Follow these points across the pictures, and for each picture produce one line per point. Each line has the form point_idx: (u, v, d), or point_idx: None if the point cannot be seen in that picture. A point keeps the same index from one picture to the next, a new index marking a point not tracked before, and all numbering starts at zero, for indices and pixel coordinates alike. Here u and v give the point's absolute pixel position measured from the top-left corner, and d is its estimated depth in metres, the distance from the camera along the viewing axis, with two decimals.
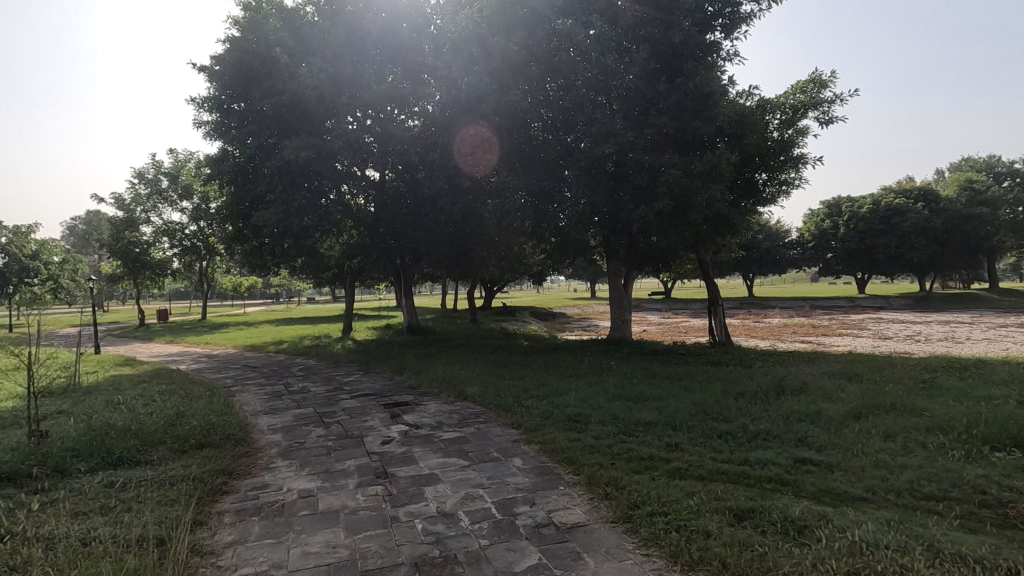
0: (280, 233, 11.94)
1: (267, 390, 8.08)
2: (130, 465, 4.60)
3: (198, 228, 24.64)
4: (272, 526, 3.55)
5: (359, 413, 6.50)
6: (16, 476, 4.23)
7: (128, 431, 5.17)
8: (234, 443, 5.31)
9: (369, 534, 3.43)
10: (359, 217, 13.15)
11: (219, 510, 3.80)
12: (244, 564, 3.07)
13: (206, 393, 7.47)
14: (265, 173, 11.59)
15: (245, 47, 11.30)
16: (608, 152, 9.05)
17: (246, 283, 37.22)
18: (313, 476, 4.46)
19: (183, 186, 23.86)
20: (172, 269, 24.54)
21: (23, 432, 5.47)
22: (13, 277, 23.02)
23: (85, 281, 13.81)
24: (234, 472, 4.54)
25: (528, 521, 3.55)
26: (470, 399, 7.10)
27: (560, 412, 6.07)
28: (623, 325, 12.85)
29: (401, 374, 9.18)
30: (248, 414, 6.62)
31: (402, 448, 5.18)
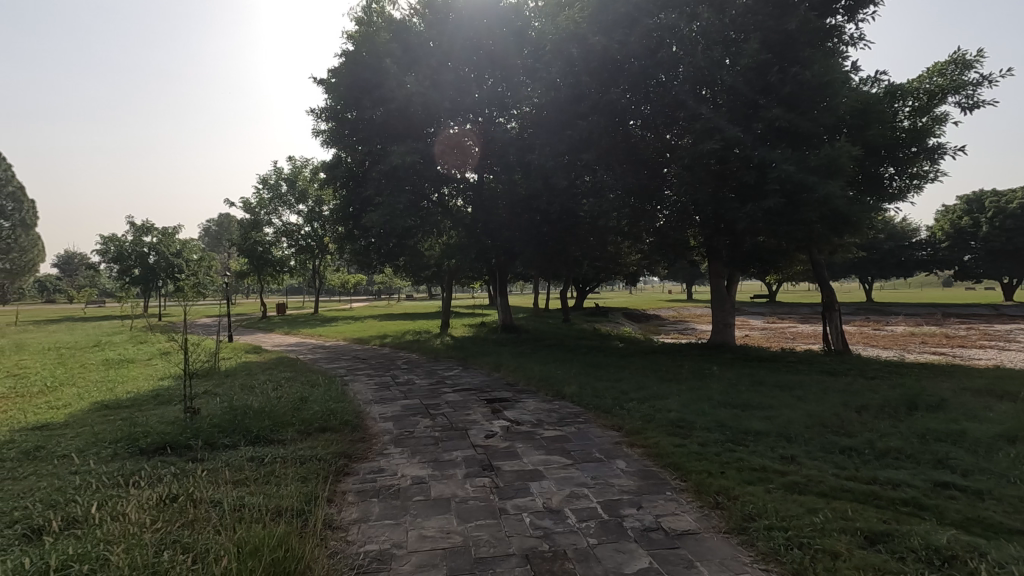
0: (387, 233, 12.65)
1: (376, 381, 8.61)
2: (266, 442, 5.12)
3: (312, 229, 26.75)
4: (390, 508, 3.81)
5: (462, 407, 6.78)
6: (175, 445, 4.87)
7: (263, 412, 5.76)
8: (351, 429, 5.73)
9: (480, 523, 3.57)
10: (458, 218, 13.61)
11: (344, 489, 4.13)
12: (370, 540, 3.32)
13: (324, 381, 8.12)
14: (373, 177, 12.35)
15: (358, 60, 12.13)
16: (714, 148, 8.67)
17: (352, 281, 39.78)
18: (424, 464, 4.72)
19: (300, 190, 26.03)
20: (290, 266, 26.83)
21: (178, 408, 6.27)
22: (163, 273, 26.31)
23: (221, 276, 15.51)
24: (353, 455, 4.90)
25: (636, 524, 3.52)
26: (568, 398, 7.13)
27: (662, 416, 5.94)
28: (724, 329, 12.28)
29: (499, 371, 9.40)
30: (362, 401, 7.13)
31: (505, 442, 5.32)
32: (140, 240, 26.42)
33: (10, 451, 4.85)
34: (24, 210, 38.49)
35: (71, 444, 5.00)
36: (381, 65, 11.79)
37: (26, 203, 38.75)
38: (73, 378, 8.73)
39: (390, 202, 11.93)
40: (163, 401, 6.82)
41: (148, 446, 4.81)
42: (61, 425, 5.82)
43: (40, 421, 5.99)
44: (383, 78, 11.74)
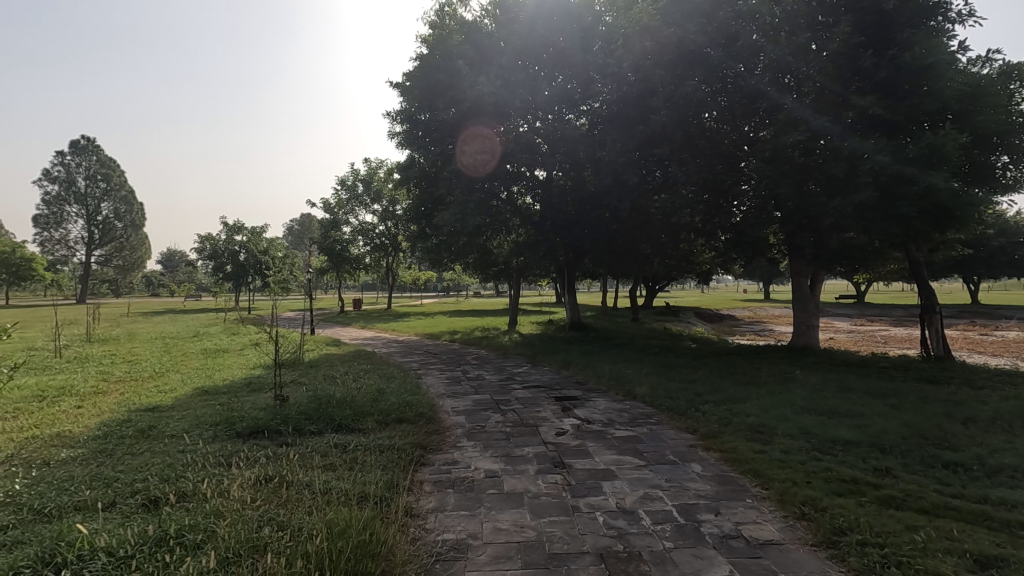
0: (458, 231, 12.93)
1: (448, 375, 8.86)
2: (348, 430, 5.40)
3: (386, 228, 27.81)
4: (465, 499, 3.91)
5: (532, 403, 6.84)
6: (268, 429, 5.23)
7: (344, 402, 6.08)
8: (426, 421, 5.92)
9: (552, 519, 3.60)
10: (528, 216, 13.68)
11: (421, 479, 4.28)
12: (447, 529, 3.43)
13: (399, 374, 8.45)
14: (445, 176, 12.66)
15: (432, 63, 12.48)
16: (798, 139, 8.20)
17: (423, 278, 40.98)
18: (496, 458, 4.80)
19: (375, 191, 27.13)
20: (365, 264, 27.98)
21: (269, 395, 6.74)
22: (252, 270, 28.26)
23: (304, 273, 16.47)
24: (428, 447, 5.06)
25: (714, 530, 3.41)
26: (639, 398, 7.01)
27: (740, 420, 5.70)
28: (808, 331, 11.60)
29: (568, 369, 9.38)
30: (435, 395, 7.35)
31: (576, 441, 5.32)
32: (232, 239, 28.50)
33: (128, 429, 5.41)
34: (134, 212, 42.51)
35: (177, 425, 5.50)
36: (453, 67, 12.08)
37: (136, 206, 42.78)
38: (178, 365, 9.59)
39: (461, 200, 12.20)
40: (256, 389, 7.35)
41: (245, 429, 5.20)
42: (170, 407, 6.42)
43: (152, 403, 6.64)
44: (456, 79, 12.01)
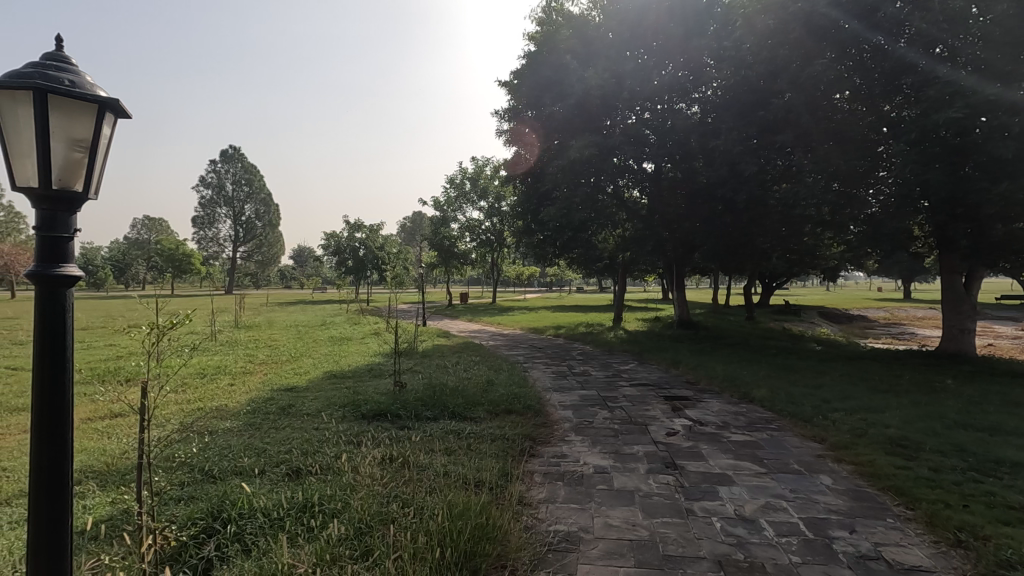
0: (563, 226, 12.94)
1: (553, 370, 8.93)
2: (460, 418, 5.66)
3: (492, 224, 28.50)
4: (575, 493, 3.93)
5: (640, 402, 6.69)
6: (388, 413, 5.62)
7: (457, 391, 6.38)
8: (534, 413, 6.02)
9: (666, 520, 3.50)
10: (634, 210, 13.35)
11: (531, 469, 4.37)
12: (558, 520, 3.48)
13: (507, 366, 8.66)
14: (551, 171, 12.68)
15: (540, 60, 12.59)
16: (953, 117, 7.21)
17: (527, 272, 41.46)
18: (605, 455, 4.76)
19: (482, 188, 27.90)
20: (472, 259, 28.93)
21: (388, 380, 7.25)
22: (370, 265, 30.31)
23: (416, 268, 17.40)
24: (537, 439, 5.15)
25: (849, 548, 3.13)
26: (757, 402, 6.60)
27: (877, 432, 5.16)
28: (960, 335, 10.20)
29: (677, 368, 9.05)
30: (541, 388, 7.45)
31: (688, 442, 5.12)
32: (353, 235, 30.78)
33: (272, 406, 6.08)
34: (271, 212, 47.39)
35: (312, 405, 6.08)
36: (562, 62, 12.17)
37: (273, 207, 47.57)
38: (309, 351, 10.57)
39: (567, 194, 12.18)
40: (376, 374, 7.92)
41: (368, 411, 5.64)
42: (304, 388, 7.13)
43: (290, 383, 7.43)
44: (564, 74, 12.09)
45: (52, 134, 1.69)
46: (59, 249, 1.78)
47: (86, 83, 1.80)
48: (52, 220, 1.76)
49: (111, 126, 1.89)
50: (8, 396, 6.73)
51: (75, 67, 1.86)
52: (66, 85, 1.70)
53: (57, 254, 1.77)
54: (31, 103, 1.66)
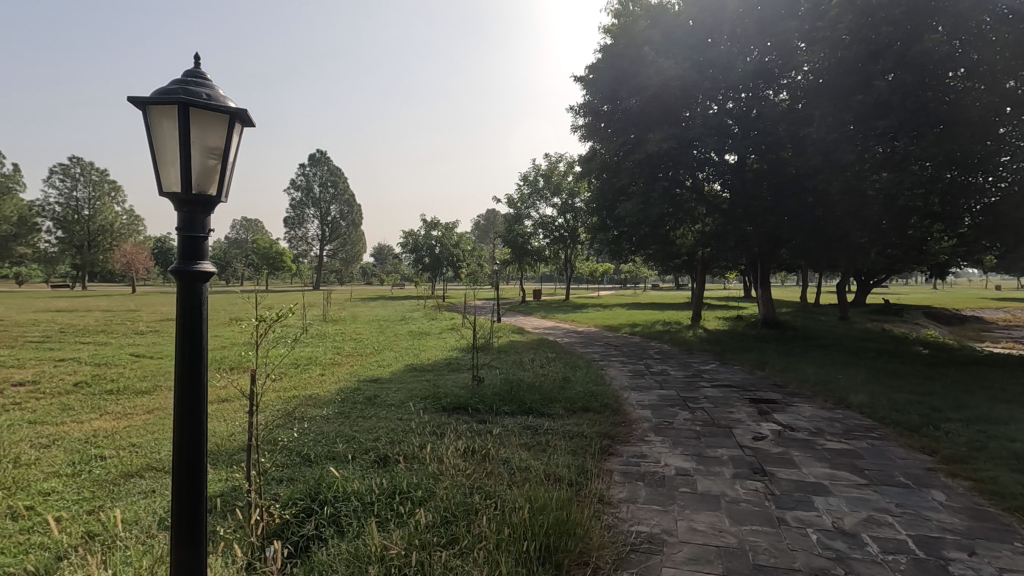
0: (639, 222, 12.65)
1: (630, 368, 8.77)
2: (537, 414, 5.70)
3: (565, 220, 28.37)
4: (657, 494, 3.84)
5: (724, 404, 6.42)
6: (467, 406, 5.77)
7: (533, 387, 6.44)
8: (612, 412, 5.93)
9: (756, 528, 3.34)
10: (715, 204, 12.82)
11: (610, 468, 4.32)
12: (640, 521, 3.42)
13: (583, 364, 8.60)
14: (627, 166, 12.43)
15: (616, 53, 12.27)
16: None
17: (601, 269, 40.93)
18: (688, 457, 4.62)
19: (555, 185, 27.81)
20: (545, 256, 28.96)
21: (467, 374, 7.44)
22: (446, 262, 31.14)
23: (491, 265, 17.69)
24: (615, 437, 5.09)
25: (968, 572, 2.85)
26: (855, 408, 6.14)
27: (1001, 445, 4.65)
28: None
29: (763, 369, 8.61)
30: (618, 386, 7.34)
31: (778, 448, 4.86)
32: (430, 233, 31.75)
33: (359, 395, 6.42)
34: (354, 212, 49.80)
35: (395, 396, 6.35)
36: (639, 54, 11.88)
37: (355, 207, 49.95)
38: (391, 344, 11.04)
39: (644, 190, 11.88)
40: (455, 368, 8.15)
41: (449, 404, 5.81)
42: (388, 380, 7.46)
43: (375, 375, 7.79)
44: (641, 66, 11.76)
45: (193, 143, 1.82)
46: (197, 248, 1.90)
47: (219, 96, 1.91)
48: (192, 221, 1.89)
49: (239, 134, 2.02)
50: (135, 380, 7.55)
51: (209, 81, 1.98)
52: (205, 97, 1.83)
53: (195, 252, 1.89)
54: (176, 116, 1.78)
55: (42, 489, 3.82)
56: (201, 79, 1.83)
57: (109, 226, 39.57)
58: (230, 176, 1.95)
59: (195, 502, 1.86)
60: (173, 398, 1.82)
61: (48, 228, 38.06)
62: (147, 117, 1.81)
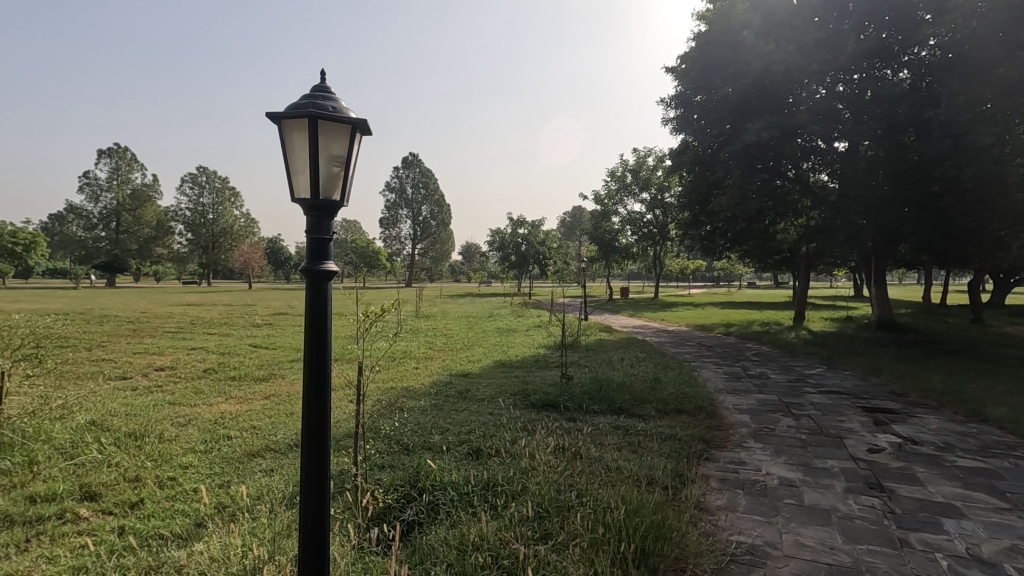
0: (735, 216, 12.03)
1: (726, 370, 8.36)
2: (628, 413, 5.60)
3: (654, 216, 27.51)
4: (759, 504, 3.64)
5: (833, 411, 5.94)
6: (556, 404, 5.79)
7: (623, 387, 6.33)
8: (707, 415, 5.69)
9: (873, 548, 3.07)
10: (821, 196, 11.89)
11: (706, 473, 4.16)
12: (740, 531, 3.26)
13: (674, 364, 8.32)
14: (723, 158, 11.84)
15: (711, 40, 11.77)
16: None
17: (692, 266, 39.35)
18: (793, 466, 4.33)
19: (643, 179, 27.05)
20: (633, 253, 28.32)
21: (555, 372, 7.46)
22: (532, 259, 31.33)
23: (577, 263, 17.58)
24: (711, 442, 4.88)
25: None
26: (992, 423, 5.46)
27: None
28: None
29: (878, 375, 7.87)
30: (713, 389, 7.03)
31: (898, 462, 4.43)
32: (516, 231, 32.12)
33: (451, 389, 6.66)
34: (444, 212, 51.50)
35: (485, 391, 6.51)
36: (736, 40, 11.30)
37: (445, 207, 51.55)
38: (480, 340, 11.31)
39: (741, 183, 11.27)
40: (542, 365, 8.21)
41: (537, 401, 5.87)
42: (478, 375, 7.67)
43: (465, 370, 8.03)
44: (738, 52, 11.20)
45: (320, 152, 1.97)
46: (322, 249, 2.05)
47: (343, 108, 2.05)
48: (319, 224, 2.05)
49: (358, 143, 2.15)
50: (253, 368, 8.32)
51: (333, 93, 2.13)
52: (331, 110, 1.97)
53: (321, 252, 2.03)
54: (306, 130, 1.93)
55: (181, 463, 4.32)
56: (327, 92, 1.97)
57: (230, 228, 43.83)
58: (351, 182, 2.09)
59: (320, 475, 1.99)
60: (302, 387, 1.98)
61: (180, 230, 42.84)
62: (281, 130, 1.98)
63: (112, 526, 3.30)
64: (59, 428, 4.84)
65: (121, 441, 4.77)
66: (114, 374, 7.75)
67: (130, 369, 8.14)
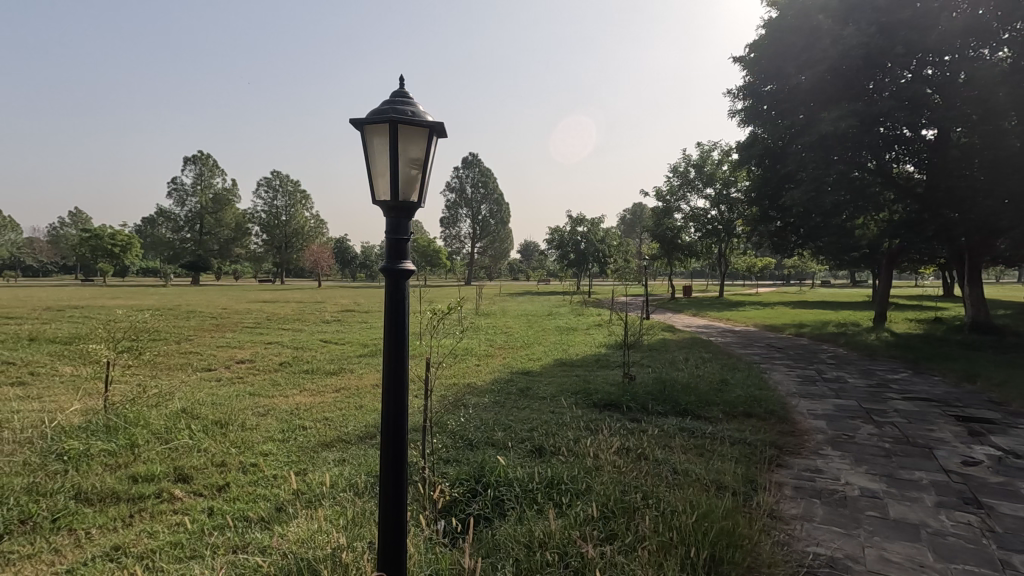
0: (809, 211, 11.41)
1: (799, 373, 7.95)
2: (694, 415, 5.45)
3: (719, 213, 26.51)
4: (838, 515, 3.45)
5: (921, 420, 5.52)
6: (618, 404, 5.71)
7: (689, 388, 6.16)
8: (779, 420, 5.44)
9: (969, 569, 2.84)
10: (906, 188, 11.05)
11: (779, 480, 3.98)
12: (817, 542, 3.10)
13: (742, 366, 8.00)
14: (795, 151, 11.27)
15: (783, 26, 11.21)
16: None
17: (760, 264, 37.66)
18: (875, 477, 4.06)
19: (708, 174, 26.13)
20: (696, 251, 27.45)
21: (616, 372, 7.36)
22: (592, 257, 31.04)
23: (638, 261, 17.25)
24: (784, 448, 4.67)
25: None
26: None
27: None
28: None
29: (973, 382, 7.24)
30: (785, 392, 6.71)
31: (997, 477, 4.06)
32: (576, 229, 31.92)
33: (513, 386, 6.72)
34: (502, 211, 51.92)
35: (547, 389, 6.52)
36: (811, 24, 10.70)
37: (504, 206, 51.94)
38: (539, 339, 11.32)
39: (815, 176, 10.68)
40: (604, 365, 8.12)
41: (599, 401, 5.81)
42: (538, 373, 7.70)
43: (526, 368, 8.08)
44: (813, 38, 10.60)
45: (399, 155, 2.04)
46: (401, 248, 2.12)
47: (421, 112, 2.11)
48: (398, 225, 2.13)
49: (435, 146, 2.21)
50: (325, 362, 8.72)
51: (410, 98, 2.20)
52: (410, 114, 2.04)
53: (399, 252, 2.10)
54: (386, 134, 2.01)
55: (262, 450, 4.60)
56: (405, 96, 2.03)
57: (301, 229, 46.10)
58: (427, 184, 2.15)
59: (398, 464, 2.06)
60: (382, 381, 2.06)
61: (257, 232, 45.50)
62: (363, 134, 2.07)
63: (203, 507, 3.56)
64: (155, 414, 5.28)
65: (209, 428, 5.14)
66: (201, 366, 8.36)
67: (215, 361, 8.75)
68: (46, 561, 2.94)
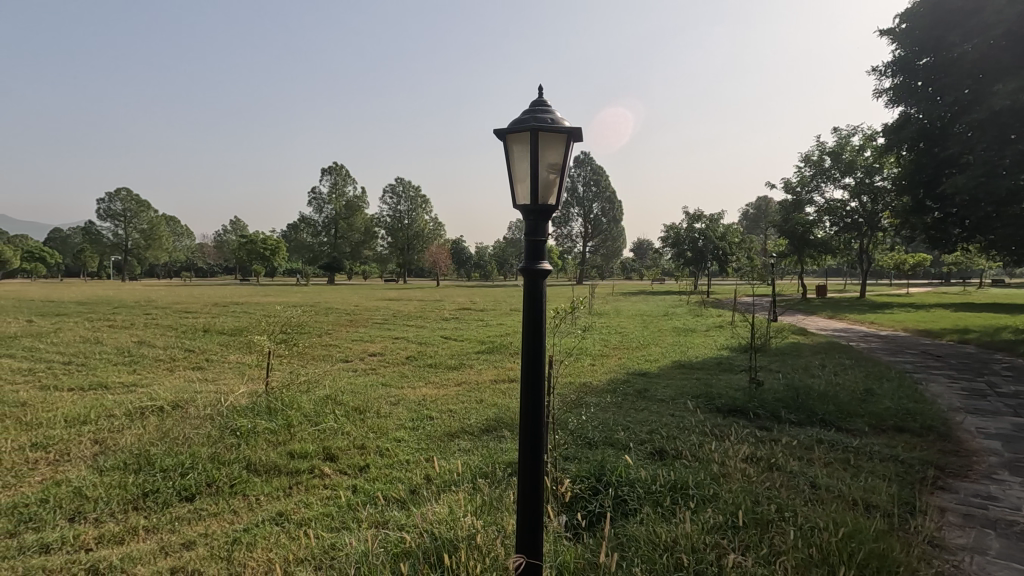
0: (975, 200, 9.91)
1: (964, 386, 6.92)
2: (833, 426, 5.00)
3: (860, 204, 23.77)
4: (1019, 550, 2.97)
5: None
6: (745, 410, 5.40)
7: (827, 396, 5.65)
8: (938, 438, 4.81)
9: None
10: None
11: (941, 505, 3.53)
12: None
13: (892, 375, 7.15)
14: (958, 131, 9.84)
15: None
16: None
17: (913, 261, 33.27)
18: None
19: (846, 162, 23.58)
20: (832, 247, 25.01)
21: (741, 376, 6.97)
22: (711, 255, 29.50)
23: (764, 258, 16.08)
24: (946, 469, 4.12)
25: None
26: None
27: None
28: None
29: None
30: (947, 407, 5.88)
31: None
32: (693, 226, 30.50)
33: (630, 387, 6.62)
34: (616, 209, 51.15)
35: (666, 391, 6.34)
36: None
37: (617, 204, 51.04)
38: (656, 339, 11.01)
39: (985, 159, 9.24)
40: (727, 368, 7.70)
41: (723, 405, 5.54)
42: (656, 374, 7.51)
43: (642, 368, 7.92)
44: None
45: (540, 162, 2.12)
46: (538, 249, 2.20)
47: (559, 118, 2.18)
48: (537, 227, 2.22)
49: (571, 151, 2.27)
50: (446, 358, 9.23)
51: (548, 106, 2.28)
52: (550, 121, 2.12)
53: (537, 253, 2.19)
54: (528, 142, 2.11)
55: (395, 436, 5.00)
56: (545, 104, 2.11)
57: (421, 232, 48.93)
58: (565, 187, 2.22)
59: (533, 453, 2.15)
60: (519, 375, 2.15)
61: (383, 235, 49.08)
62: (506, 143, 2.19)
63: (348, 484, 3.95)
64: (306, 399, 5.93)
65: (350, 414, 5.68)
66: (339, 357, 9.24)
67: (351, 353, 9.62)
68: (227, 520, 3.46)
